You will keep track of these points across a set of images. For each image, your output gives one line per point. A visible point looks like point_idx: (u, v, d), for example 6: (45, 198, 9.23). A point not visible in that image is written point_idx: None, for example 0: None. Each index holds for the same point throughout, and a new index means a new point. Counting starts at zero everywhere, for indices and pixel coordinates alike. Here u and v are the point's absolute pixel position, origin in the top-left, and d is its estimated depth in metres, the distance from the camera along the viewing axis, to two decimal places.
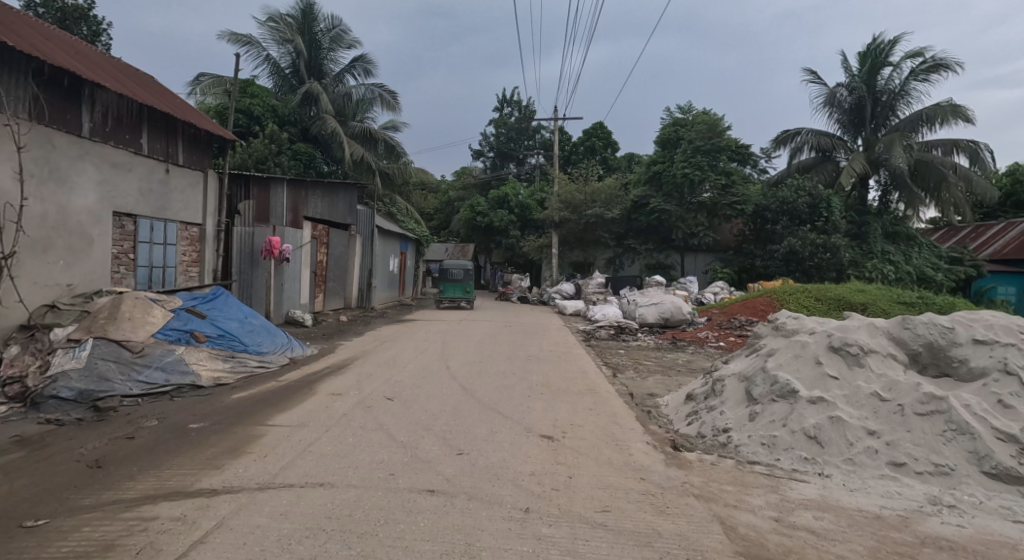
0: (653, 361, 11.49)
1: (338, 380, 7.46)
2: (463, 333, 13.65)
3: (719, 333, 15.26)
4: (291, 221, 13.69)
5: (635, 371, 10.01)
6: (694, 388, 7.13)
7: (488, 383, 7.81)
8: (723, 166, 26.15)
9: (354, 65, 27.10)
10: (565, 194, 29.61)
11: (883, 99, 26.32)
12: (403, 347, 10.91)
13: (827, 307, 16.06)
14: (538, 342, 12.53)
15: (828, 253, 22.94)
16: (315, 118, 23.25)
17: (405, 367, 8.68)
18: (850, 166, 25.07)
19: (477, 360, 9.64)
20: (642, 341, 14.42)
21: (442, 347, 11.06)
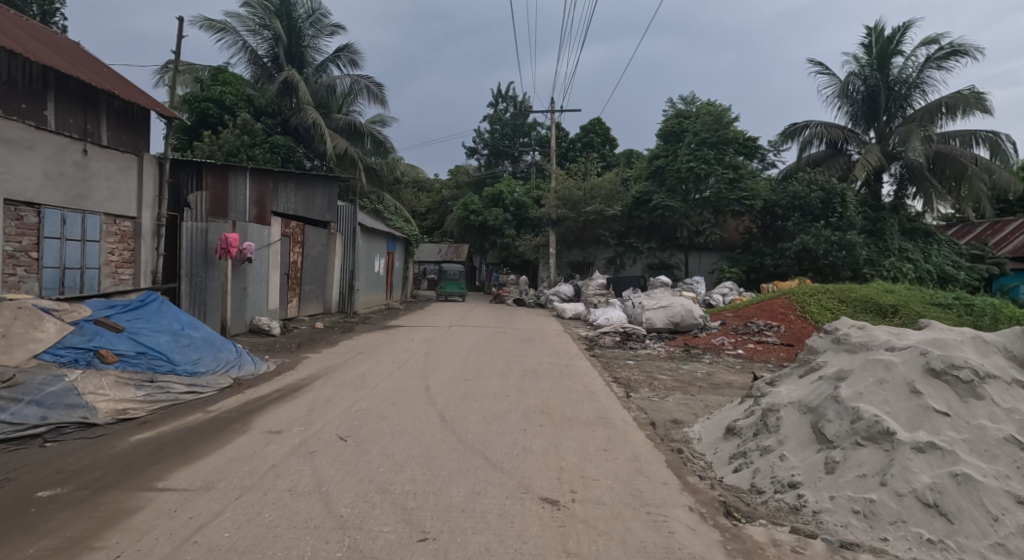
0: (664, 373, 10.05)
1: (284, 411, 5.91)
2: (452, 342, 12.13)
3: (735, 339, 13.79)
4: (255, 216, 12.14)
5: (651, 388, 8.49)
6: (735, 419, 5.61)
7: (475, 411, 6.28)
8: (730, 159, 24.67)
9: (339, 56, 25.58)
10: (563, 190, 28.07)
11: (897, 89, 24.91)
12: (380, 360, 9.40)
13: (852, 310, 14.61)
14: (537, 352, 11.04)
15: (844, 251, 21.60)
16: (295, 109, 21.75)
17: (375, 390, 7.15)
18: (864, 158, 23.59)
19: (464, 378, 8.09)
20: (652, 349, 12.94)
21: (424, 360, 9.54)
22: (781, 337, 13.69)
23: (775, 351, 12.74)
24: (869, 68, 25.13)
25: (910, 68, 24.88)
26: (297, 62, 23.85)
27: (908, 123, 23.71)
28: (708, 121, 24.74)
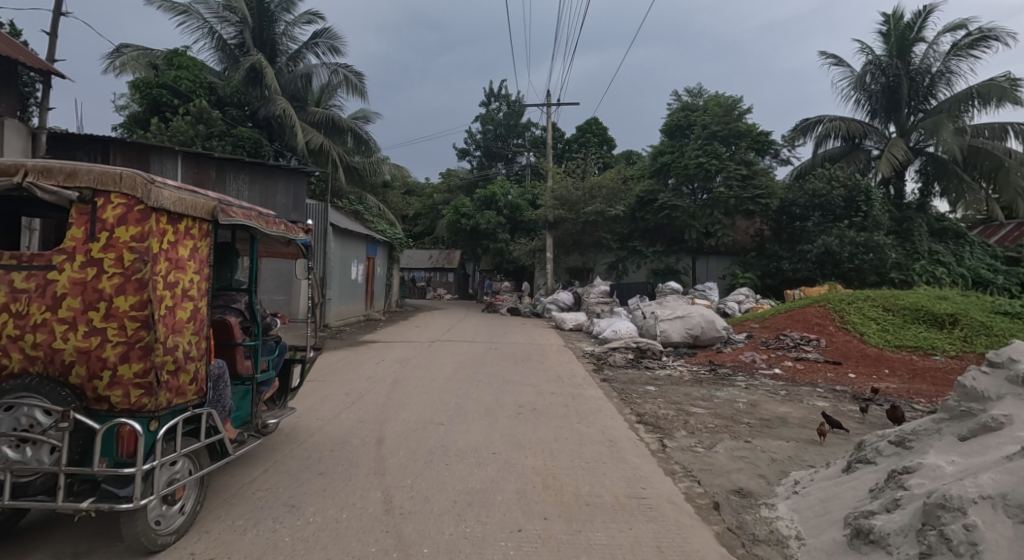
0: (695, 403, 7.95)
1: None
2: (430, 363, 9.96)
3: (768, 356, 11.73)
4: None
5: (689, 430, 6.35)
6: (859, 511, 3.42)
7: (444, 488, 4.11)
8: (742, 155, 22.58)
9: (317, 43, 23.52)
10: (559, 189, 25.80)
11: (919, 80, 22.98)
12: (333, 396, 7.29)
13: (901, 320, 12.53)
14: (535, 376, 8.95)
15: (871, 253, 19.68)
16: (264, 99, 19.68)
17: (303, 445, 4.99)
18: (890, 154, 21.50)
19: (436, 421, 5.95)
20: (672, 369, 10.83)
21: (389, 392, 7.38)
22: (823, 352, 11.54)
23: (821, 370, 10.59)
24: (888, 57, 23.17)
25: (933, 57, 22.95)
26: (270, 49, 21.83)
27: (935, 115, 21.64)
28: (717, 113, 22.73)
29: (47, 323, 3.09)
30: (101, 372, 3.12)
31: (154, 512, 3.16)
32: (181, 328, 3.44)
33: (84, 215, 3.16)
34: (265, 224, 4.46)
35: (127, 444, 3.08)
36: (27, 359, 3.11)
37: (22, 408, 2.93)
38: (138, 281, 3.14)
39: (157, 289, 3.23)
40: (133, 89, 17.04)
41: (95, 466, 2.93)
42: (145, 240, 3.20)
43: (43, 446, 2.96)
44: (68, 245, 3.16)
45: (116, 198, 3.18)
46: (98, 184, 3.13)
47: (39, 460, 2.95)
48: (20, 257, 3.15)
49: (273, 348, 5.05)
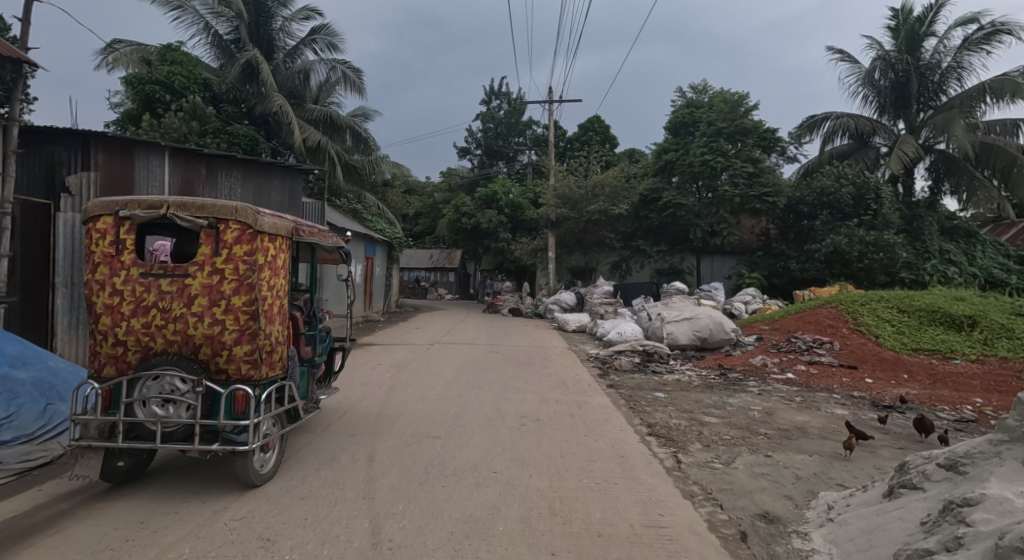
0: (707, 412, 7.55)
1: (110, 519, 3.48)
2: (429, 368, 9.57)
3: (779, 360, 11.30)
4: None
5: (704, 443, 5.94)
6: (912, 548, 2.98)
7: (439, 515, 3.69)
8: (748, 152, 22.11)
9: (315, 39, 23.09)
10: (562, 187, 25.34)
11: (929, 75, 22.50)
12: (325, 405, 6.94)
13: (917, 322, 12.10)
14: (538, 382, 8.57)
15: (881, 253, 19.23)
16: (260, 96, 19.29)
17: (288, 464, 4.59)
18: (900, 151, 21.02)
19: (433, 434, 5.55)
20: (680, 374, 10.40)
21: (383, 401, 6.98)
22: (838, 356, 11.09)
23: (836, 375, 10.15)
24: (897, 53, 22.70)
25: (944, 52, 22.47)
26: (267, 45, 21.44)
27: (946, 111, 21.17)
28: (723, 109, 22.28)
29: (182, 315, 4.13)
30: (222, 351, 4.17)
31: (256, 458, 4.20)
32: (277, 319, 4.52)
33: (212, 238, 4.23)
34: (322, 237, 5.52)
35: (238, 405, 4.11)
36: (167, 342, 4.18)
37: (169, 376, 4.03)
38: (248, 286, 4.18)
39: (260, 293, 4.26)
40: (126, 86, 16.65)
41: (218, 420, 3.97)
42: (254, 256, 4.24)
43: (182, 404, 4.04)
44: (198, 259, 4.22)
45: (234, 226, 4.25)
46: (222, 214, 4.18)
47: (179, 414, 4.04)
48: (160, 266, 4.19)
49: (323, 338, 6.05)
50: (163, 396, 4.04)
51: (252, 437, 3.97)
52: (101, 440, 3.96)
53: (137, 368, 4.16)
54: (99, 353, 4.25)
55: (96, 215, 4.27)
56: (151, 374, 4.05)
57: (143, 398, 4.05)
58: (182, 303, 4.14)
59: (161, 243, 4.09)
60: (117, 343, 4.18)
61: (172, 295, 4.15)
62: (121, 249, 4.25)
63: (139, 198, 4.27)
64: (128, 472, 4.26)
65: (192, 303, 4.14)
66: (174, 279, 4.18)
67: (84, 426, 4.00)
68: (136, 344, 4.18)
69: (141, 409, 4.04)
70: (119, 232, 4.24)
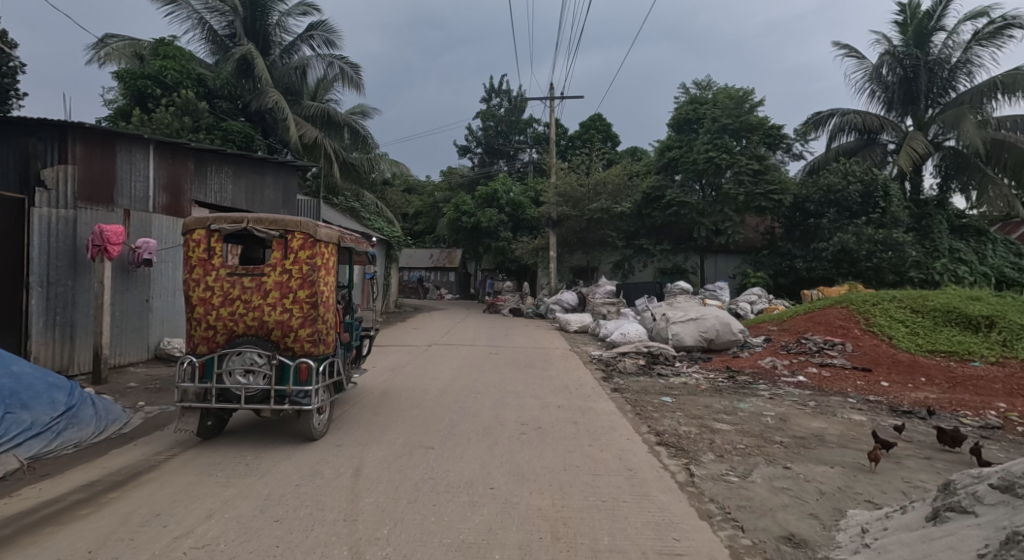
0: (717, 417, 7.16)
1: (57, 541, 3.10)
2: (425, 371, 9.21)
3: (789, 362, 10.91)
4: (162, 206, 9.33)
5: (718, 453, 5.53)
6: None
7: (428, 541, 3.28)
8: (753, 149, 21.68)
9: (312, 35, 22.70)
10: (563, 184, 24.91)
11: (938, 71, 22.08)
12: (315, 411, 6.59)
13: (931, 322, 11.69)
14: (539, 386, 8.19)
15: (890, 251, 18.82)
16: (255, 92, 18.91)
17: (266, 478, 4.19)
18: (910, 147, 20.58)
19: (426, 444, 5.16)
20: (687, 377, 10.00)
21: (375, 407, 6.61)
22: (850, 357, 10.69)
23: (850, 378, 9.73)
24: (905, 48, 22.27)
25: (953, 47, 22.05)
26: (263, 41, 21.08)
27: (956, 107, 20.74)
28: (728, 104, 21.84)
29: (260, 305, 5.24)
30: (289, 332, 5.26)
31: (314, 418, 5.29)
32: (331, 309, 5.60)
33: (282, 244, 5.36)
34: (358, 244, 6.63)
35: (302, 375, 5.16)
36: (246, 327, 5.28)
37: (249, 352, 5.10)
38: (310, 282, 5.29)
39: (318, 288, 5.36)
40: (118, 81, 16.29)
41: (288, 386, 5.09)
42: (314, 258, 5.37)
43: (259, 374, 5.10)
44: (271, 262, 5.34)
45: (298, 235, 5.37)
46: (290, 226, 5.30)
47: (256, 383, 5.09)
48: (243, 267, 5.31)
49: (356, 327, 7.15)
50: (244, 368, 5.10)
51: (314, 400, 5.07)
52: (196, 402, 5.03)
53: (223, 346, 5.25)
54: (192, 336, 5.34)
55: (191, 228, 5.43)
56: (235, 351, 5.12)
57: (228, 369, 5.12)
58: (258, 295, 5.23)
59: (242, 248, 5.22)
60: (207, 328, 5.26)
61: (252, 289, 5.27)
62: (211, 254, 5.40)
63: (224, 214, 5.40)
64: (212, 430, 5.31)
65: (267, 296, 5.24)
66: (252, 277, 5.29)
67: (182, 392, 5.06)
68: (223, 328, 5.28)
69: (227, 378, 5.10)
70: (209, 242, 5.38)
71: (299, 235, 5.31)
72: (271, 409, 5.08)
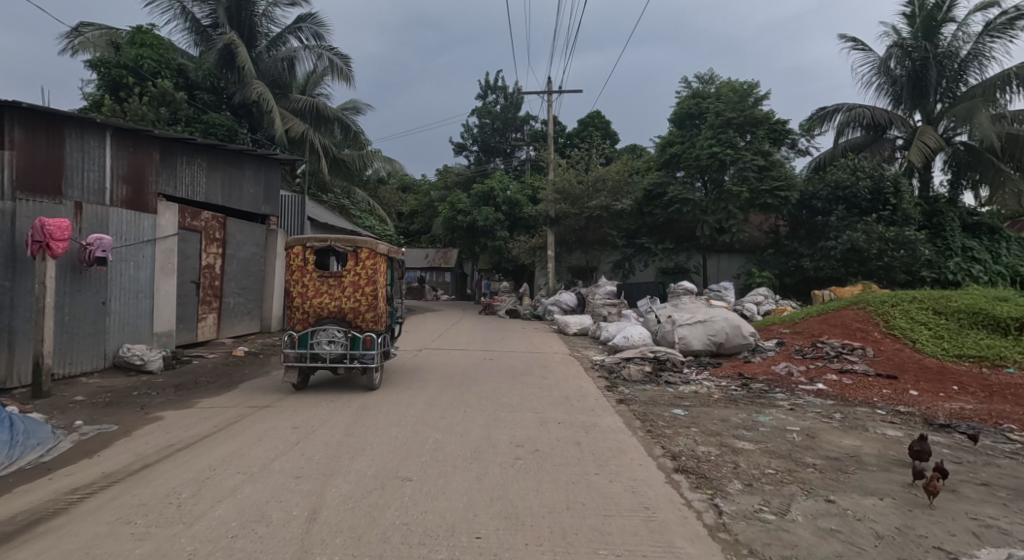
0: (736, 434, 6.36)
1: None
2: (412, 380, 8.44)
3: (805, 367, 10.15)
4: (123, 199, 8.52)
5: (746, 482, 4.71)
6: None
7: None
8: (758, 145, 20.94)
9: (301, 27, 21.75)
10: (561, 181, 24.02)
11: (948, 63, 21.33)
12: (284, 427, 5.79)
13: (956, 325, 10.89)
14: (537, 397, 7.39)
15: (903, 250, 18.06)
16: (240, 84, 18.11)
17: (196, 527, 3.33)
18: (921, 142, 19.85)
19: (401, 475, 4.35)
20: (697, 385, 9.24)
21: (350, 425, 5.81)
22: (871, 362, 9.91)
23: (875, 386, 8.94)
24: (913, 40, 21.52)
25: (963, 39, 21.32)
26: (249, 31, 20.20)
27: (969, 100, 20.01)
28: (732, 98, 21.00)
29: (340, 296, 8.08)
30: (359, 314, 8.10)
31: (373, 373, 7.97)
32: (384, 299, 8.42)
33: (353, 256, 8.19)
34: (398, 257, 9.33)
35: (367, 343, 7.96)
36: (329, 311, 8.08)
37: (333, 327, 7.90)
38: (373, 280, 8.14)
39: (377, 286, 8.21)
40: (92, 71, 15.46)
41: (358, 351, 7.82)
42: (375, 266, 8.22)
43: (338, 343, 7.88)
44: (347, 268, 8.17)
45: (365, 250, 8.22)
46: (360, 244, 8.11)
47: (336, 349, 7.85)
48: (328, 271, 8.15)
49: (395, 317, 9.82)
50: (329, 339, 7.88)
51: (375, 360, 7.79)
52: (295, 362, 7.74)
53: (313, 324, 8.07)
54: (292, 318, 8.14)
55: (292, 245, 8.26)
56: (323, 327, 7.90)
57: (317, 338, 7.90)
58: (339, 291, 8.06)
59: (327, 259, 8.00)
60: (303, 312, 8.09)
61: (334, 287, 8.11)
62: (305, 263, 8.20)
63: (315, 236, 8.21)
64: (301, 383, 7.99)
65: (345, 291, 8.09)
66: (334, 278, 8.12)
67: (286, 355, 7.83)
68: (314, 312, 8.10)
69: (317, 345, 7.85)
70: (304, 254, 8.19)
71: (366, 249, 8.11)
72: (347, 365, 7.81)
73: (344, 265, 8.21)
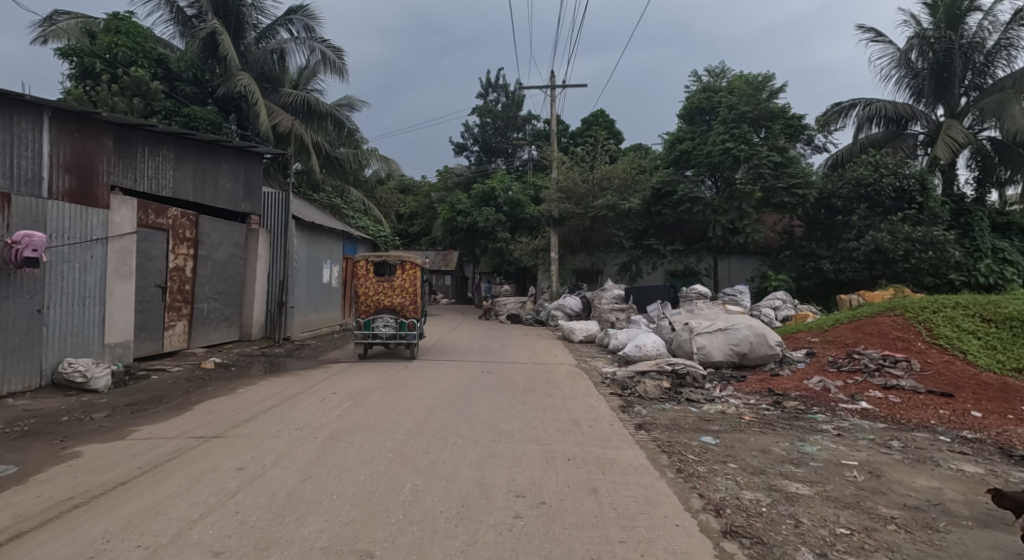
0: (784, 473, 5.20)
1: None
2: (398, 399, 7.31)
3: (841, 382, 9.03)
4: (67, 191, 7.53)
5: (816, 552, 3.56)
6: None
7: None
8: (774, 141, 19.81)
9: (291, 19, 20.52)
10: (565, 180, 22.90)
11: (974, 54, 20.17)
12: (228, 464, 4.66)
13: (1009, 335, 9.75)
14: (540, 423, 6.25)
15: (932, 251, 16.87)
16: (224, 76, 17.07)
17: None
18: (948, 137, 18.68)
19: (358, 551, 3.20)
20: (726, 406, 8.06)
21: (310, 464, 4.67)
22: (918, 377, 8.77)
23: (928, 406, 7.79)
24: (936, 30, 20.36)
25: (989, 29, 20.16)
26: (236, 22, 19.09)
27: (999, 93, 18.82)
28: (746, 90, 19.81)
29: (392, 294, 11.49)
30: (404, 305, 11.50)
31: (413, 347, 11.36)
32: (420, 296, 11.78)
33: (401, 266, 11.53)
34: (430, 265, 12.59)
35: (411, 326, 11.32)
36: (383, 305, 11.45)
37: (388, 316, 11.27)
38: (414, 282, 11.55)
39: (417, 287, 11.64)
40: (64, 60, 14.47)
41: (406, 331, 11.19)
42: (415, 273, 11.58)
43: (391, 326, 11.22)
44: (397, 274, 11.55)
45: (408, 262, 11.54)
46: (405, 259, 11.41)
47: (389, 330, 11.22)
48: (383, 277, 11.49)
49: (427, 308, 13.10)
50: (385, 323, 11.23)
51: (417, 337, 11.17)
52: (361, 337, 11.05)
53: (372, 314, 11.45)
54: (357, 310, 11.50)
55: (357, 259, 11.50)
56: (380, 315, 11.26)
57: (376, 322, 11.30)
58: (392, 291, 11.46)
59: (383, 268, 11.33)
60: (366, 305, 11.46)
61: (387, 288, 11.49)
62: (367, 272, 11.49)
63: (373, 252, 11.40)
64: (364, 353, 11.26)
65: (395, 290, 11.55)
66: (388, 282, 11.51)
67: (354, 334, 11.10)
68: (372, 305, 11.46)
69: (376, 328, 11.20)
70: (365, 265, 11.47)
71: (409, 262, 11.46)
72: (397, 341, 11.11)
73: (395, 272, 11.56)
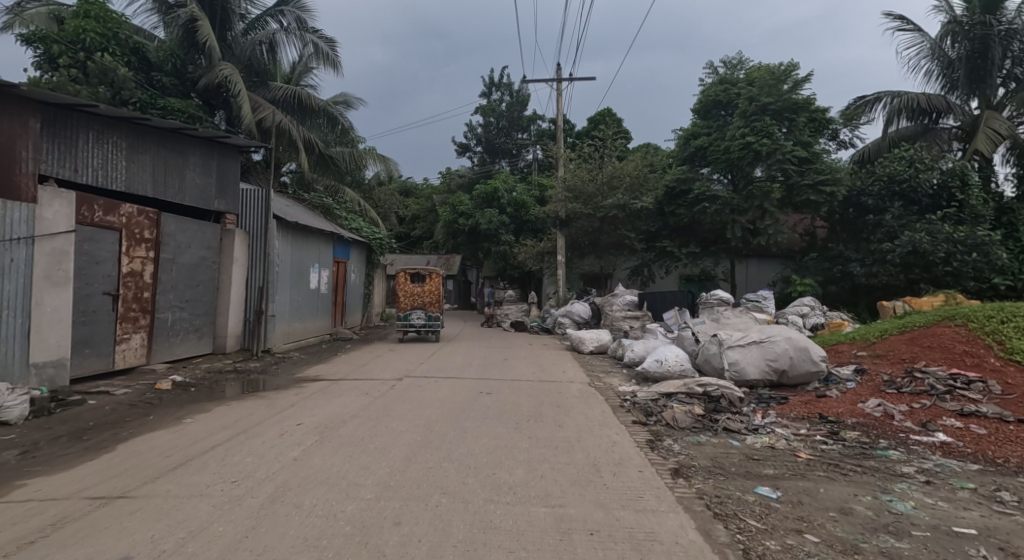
0: (886, 551, 3.79)
1: None
2: (374, 434, 5.96)
3: (906, 406, 7.60)
4: None
5: None
6: None
7: None
8: (800, 135, 18.36)
9: (283, 11, 19.13)
10: (573, 178, 21.54)
11: (1013, 40, 18.71)
12: (113, 549, 3.29)
13: None
14: (550, 471, 4.89)
15: (976, 253, 15.39)
16: (207, 67, 15.83)
17: None
18: (988, 129, 17.28)
19: None
20: (777, 439, 6.63)
21: (224, 550, 3.28)
22: (999, 401, 7.34)
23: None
24: (972, 15, 18.92)
25: None
26: (221, 12, 17.80)
27: None
28: (767, 81, 18.39)
29: (422, 295, 14.65)
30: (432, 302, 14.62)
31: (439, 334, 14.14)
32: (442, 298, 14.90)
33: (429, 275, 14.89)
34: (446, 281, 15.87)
35: (438, 317, 14.19)
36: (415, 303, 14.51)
37: (420, 310, 14.19)
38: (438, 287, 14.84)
39: (441, 291, 14.87)
40: (28, 48, 13.31)
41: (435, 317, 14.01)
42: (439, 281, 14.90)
43: (422, 316, 14.06)
44: (426, 282, 14.87)
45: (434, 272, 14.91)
46: (433, 269, 14.81)
47: (421, 319, 14.01)
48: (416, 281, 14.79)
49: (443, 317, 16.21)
50: (418, 315, 14.09)
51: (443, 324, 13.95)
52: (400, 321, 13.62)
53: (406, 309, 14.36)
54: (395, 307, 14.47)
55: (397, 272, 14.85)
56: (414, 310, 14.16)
57: (412, 315, 14.10)
58: (423, 293, 14.66)
59: (418, 275, 14.68)
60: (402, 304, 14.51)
61: (419, 291, 14.69)
62: (403, 281, 14.79)
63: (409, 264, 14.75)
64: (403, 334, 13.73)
65: (425, 293, 14.82)
66: (419, 287, 14.76)
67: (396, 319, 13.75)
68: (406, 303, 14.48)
69: (413, 318, 14.02)
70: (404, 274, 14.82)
71: (436, 273, 14.81)
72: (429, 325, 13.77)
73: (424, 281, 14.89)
